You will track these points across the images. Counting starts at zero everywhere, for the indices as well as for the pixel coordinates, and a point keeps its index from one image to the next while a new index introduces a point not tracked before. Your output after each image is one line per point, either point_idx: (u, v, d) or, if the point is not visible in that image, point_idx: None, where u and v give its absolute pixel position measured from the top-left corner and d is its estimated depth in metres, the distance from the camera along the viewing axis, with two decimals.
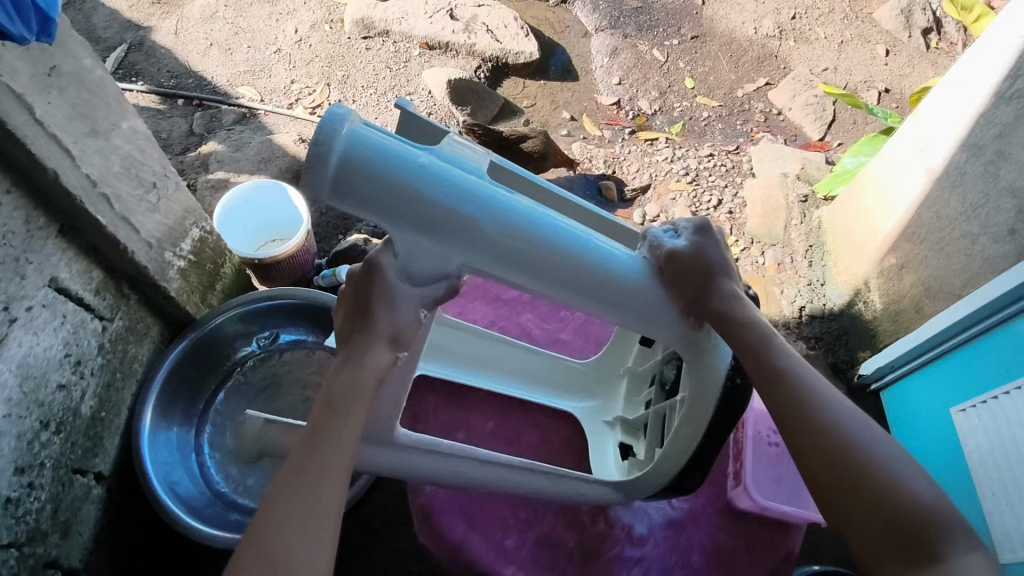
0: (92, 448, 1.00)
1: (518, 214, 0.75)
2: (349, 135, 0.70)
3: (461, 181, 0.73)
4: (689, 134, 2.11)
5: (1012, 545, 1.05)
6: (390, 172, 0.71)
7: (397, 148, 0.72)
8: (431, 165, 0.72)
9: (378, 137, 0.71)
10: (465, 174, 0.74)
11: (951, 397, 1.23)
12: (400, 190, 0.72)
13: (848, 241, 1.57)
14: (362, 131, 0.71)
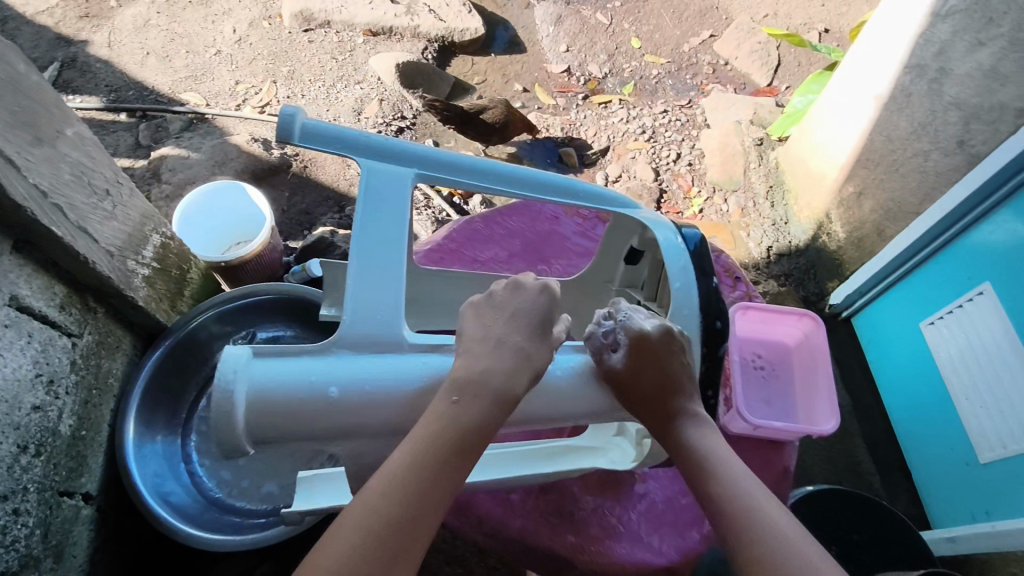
0: (77, 468, 0.97)
1: (447, 381, 0.68)
2: (243, 395, 0.61)
3: (370, 370, 0.66)
4: (641, 93, 2.12)
5: (993, 443, 1.10)
6: (295, 407, 0.63)
7: (291, 375, 0.64)
8: (335, 383, 0.64)
9: (268, 380, 0.63)
10: (373, 367, 0.67)
11: (919, 312, 1.27)
12: (315, 421, 0.63)
13: (806, 177, 1.60)
14: (252, 372, 0.63)
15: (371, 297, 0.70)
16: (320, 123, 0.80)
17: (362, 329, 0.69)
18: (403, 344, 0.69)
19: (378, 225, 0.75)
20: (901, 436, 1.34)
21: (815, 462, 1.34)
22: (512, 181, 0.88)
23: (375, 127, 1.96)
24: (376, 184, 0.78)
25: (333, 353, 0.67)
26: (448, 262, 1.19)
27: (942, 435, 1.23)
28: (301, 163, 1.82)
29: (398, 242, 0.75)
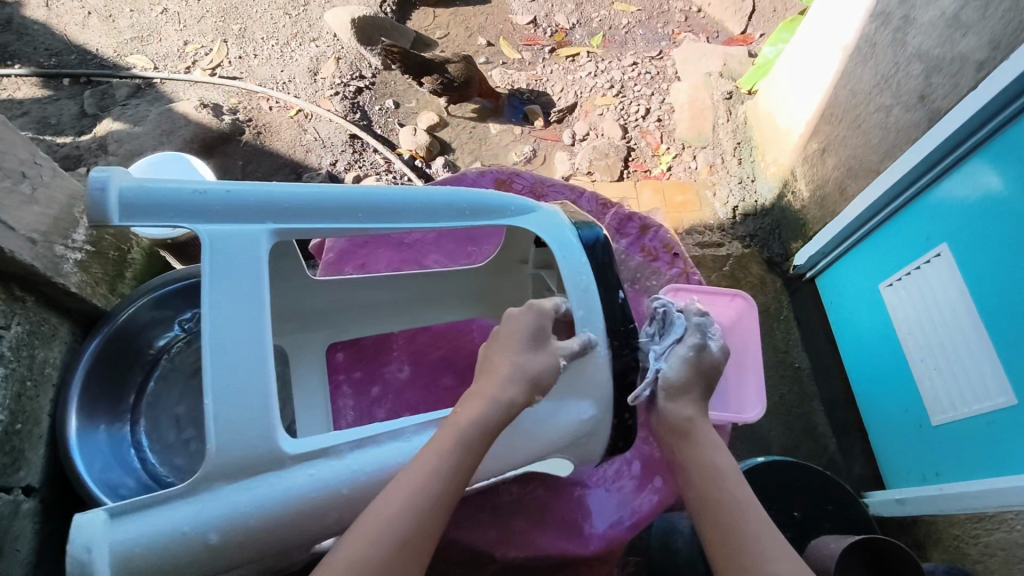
0: (13, 463, 0.97)
1: (332, 491, 0.66)
2: (108, 554, 0.60)
3: (243, 502, 0.63)
4: (610, 45, 2.03)
5: (944, 405, 1.10)
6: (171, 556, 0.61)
7: (162, 527, 0.62)
8: (211, 527, 0.62)
9: (134, 543, 0.61)
10: (248, 495, 0.64)
11: (881, 273, 1.25)
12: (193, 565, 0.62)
13: (773, 132, 1.55)
14: (117, 534, 0.61)
15: (232, 414, 0.64)
16: (137, 188, 0.69)
17: (231, 453, 0.64)
18: (281, 457, 0.65)
19: (227, 317, 0.66)
20: (860, 398, 1.34)
21: (771, 427, 1.36)
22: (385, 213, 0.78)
23: (331, 87, 1.87)
24: (220, 261, 0.68)
25: (201, 489, 0.63)
26: (370, 248, 1.16)
27: (898, 396, 1.23)
28: (254, 130, 1.75)
29: (254, 332, 0.67)
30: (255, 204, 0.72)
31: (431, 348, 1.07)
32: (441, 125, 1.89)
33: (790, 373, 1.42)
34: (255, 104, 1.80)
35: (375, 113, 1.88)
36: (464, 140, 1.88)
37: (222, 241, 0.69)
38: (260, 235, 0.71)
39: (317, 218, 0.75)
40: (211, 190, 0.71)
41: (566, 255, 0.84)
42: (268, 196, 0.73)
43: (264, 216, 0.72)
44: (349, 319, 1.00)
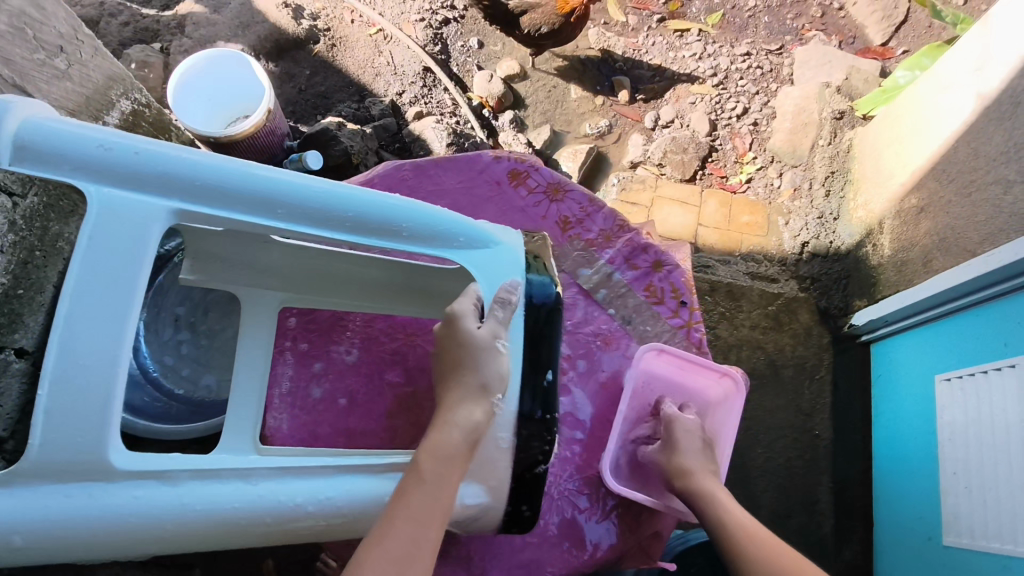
0: (9, 324, 0.99)
1: (161, 521, 0.64)
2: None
3: (54, 509, 0.61)
4: (728, 27, 1.81)
5: (960, 529, 0.97)
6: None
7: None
8: (14, 532, 0.61)
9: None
10: (60, 506, 0.61)
11: (939, 363, 1.09)
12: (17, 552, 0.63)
13: (874, 170, 1.36)
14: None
15: (70, 407, 0.62)
16: (38, 129, 0.64)
17: (53, 456, 0.61)
18: (109, 471, 0.63)
19: (92, 300, 0.64)
20: (877, 486, 1.22)
21: (767, 491, 1.24)
22: (298, 212, 0.71)
23: (418, 12, 1.77)
24: (104, 236, 0.65)
25: (16, 485, 0.61)
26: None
27: (914, 499, 1.10)
28: (329, 42, 1.69)
29: (111, 332, 0.63)
30: (162, 176, 0.67)
31: (386, 337, 1.01)
32: (520, 77, 1.78)
33: (807, 438, 1.29)
34: (339, 14, 1.72)
35: (455, 49, 1.78)
36: (540, 98, 1.76)
37: (114, 211, 0.65)
38: (158, 216, 0.67)
39: (220, 204, 0.69)
40: (117, 149, 0.66)
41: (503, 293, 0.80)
42: (178, 170, 0.67)
43: (168, 191, 0.67)
44: (301, 289, 0.95)
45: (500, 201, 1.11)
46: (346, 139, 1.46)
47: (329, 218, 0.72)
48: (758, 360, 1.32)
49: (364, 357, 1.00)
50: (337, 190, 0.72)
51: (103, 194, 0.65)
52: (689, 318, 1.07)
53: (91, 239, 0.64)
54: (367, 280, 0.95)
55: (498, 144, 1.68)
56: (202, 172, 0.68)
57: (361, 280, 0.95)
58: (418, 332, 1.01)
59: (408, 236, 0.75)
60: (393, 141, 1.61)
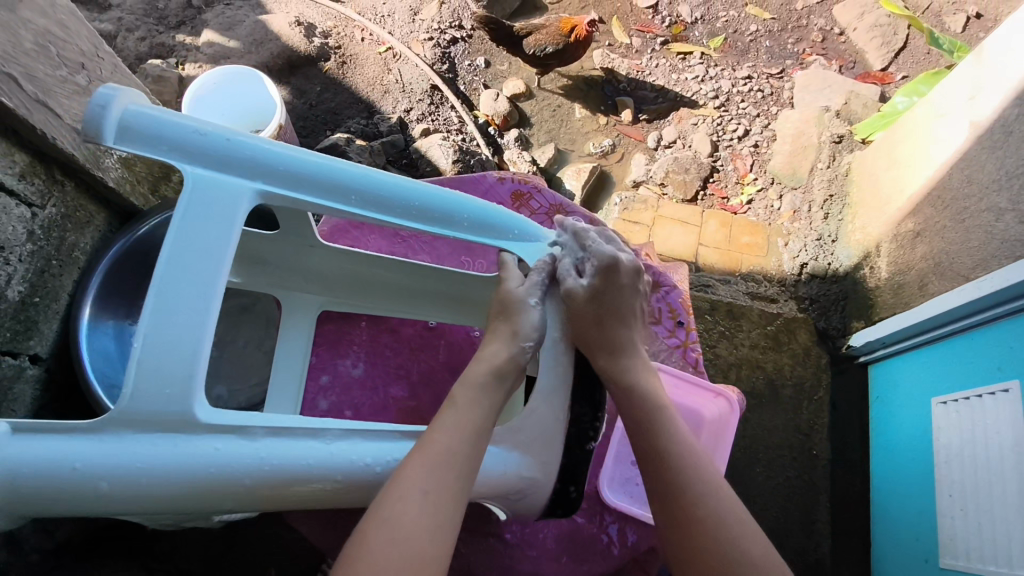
0: (25, 331, 1.01)
1: (237, 477, 0.60)
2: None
3: (142, 457, 0.58)
4: (729, 50, 1.85)
5: (957, 551, 0.98)
6: (60, 491, 0.57)
7: (52, 454, 0.57)
8: (103, 476, 0.57)
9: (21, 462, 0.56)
10: (139, 453, 0.58)
11: (935, 386, 1.11)
12: (87, 504, 0.58)
13: (872, 194, 1.38)
14: (14, 449, 0.56)
15: (154, 368, 0.58)
16: (141, 114, 0.65)
17: (140, 408, 0.58)
18: (191, 423, 0.59)
19: (181, 271, 0.61)
20: (875, 506, 1.23)
21: (766, 509, 1.25)
22: (374, 196, 0.71)
23: (427, 31, 1.81)
24: (195, 210, 0.63)
25: (99, 432, 0.58)
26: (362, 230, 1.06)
27: (912, 520, 1.11)
28: (339, 59, 1.73)
29: (202, 293, 0.61)
30: (250, 161, 0.67)
31: (391, 351, 1.02)
32: (526, 96, 1.81)
33: (805, 457, 1.30)
34: (349, 32, 1.77)
35: (463, 68, 1.82)
36: (545, 117, 1.79)
37: (206, 189, 0.64)
38: (244, 193, 0.66)
39: (302, 188, 0.69)
40: (212, 134, 0.66)
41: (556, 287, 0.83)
42: (266, 154, 0.67)
43: (257, 175, 0.67)
44: (338, 291, 0.96)
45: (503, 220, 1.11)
46: (354, 156, 1.49)
47: (411, 207, 0.73)
48: (758, 379, 1.33)
49: (369, 371, 1.01)
50: (416, 183, 0.74)
51: (197, 172, 0.65)
52: (685, 337, 1.09)
53: (184, 212, 0.63)
54: (383, 284, 0.94)
55: (503, 162, 1.70)
56: (282, 158, 0.68)
57: (396, 286, 0.94)
58: (423, 348, 1.03)
59: (466, 227, 0.76)
60: (399, 157, 1.61)
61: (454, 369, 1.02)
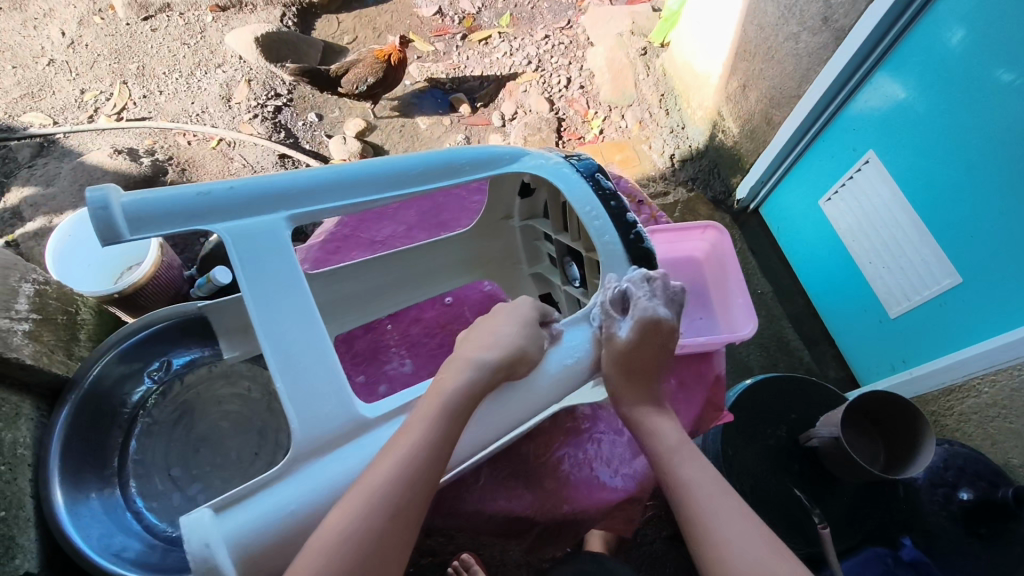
0: (7, 552, 0.89)
1: None
2: (230, 561, 0.52)
3: (344, 469, 0.59)
4: (519, 22, 2.02)
5: (898, 298, 1.18)
6: (289, 544, 0.55)
7: (264, 507, 0.55)
8: (324, 504, 0.57)
9: (247, 528, 0.54)
10: (340, 470, 0.59)
11: (818, 191, 1.33)
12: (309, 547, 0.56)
13: (693, 79, 1.66)
14: (231, 530, 0.53)
15: (304, 390, 0.60)
16: (145, 199, 0.61)
17: (315, 429, 0.60)
18: (362, 423, 0.62)
19: (273, 309, 0.61)
20: (820, 310, 1.44)
21: (751, 353, 1.44)
22: (388, 178, 0.73)
23: (249, 111, 1.80)
24: (249, 260, 0.62)
25: (295, 470, 0.58)
26: (343, 251, 1.03)
27: (853, 301, 1.32)
28: (178, 167, 1.67)
29: (302, 320, 0.62)
30: (264, 195, 0.66)
31: (426, 338, 0.99)
32: (369, 130, 1.86)
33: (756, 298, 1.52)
34: (172, 141, 1.72)
35: (300, 129, 1.84)
36: (396, 140, 1.85)
37: (245, 237, 0.63)
38: (281, 224, 0.65)
39: (322, 197, 0.69)
40: (218, 187, 0.64)
41: (569, 188, 0.81)
42: (275, 183, 0.67)
43: (278, 204, 0.66)
44: (349, 310, 0.94)
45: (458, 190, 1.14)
46: None
47: (421, 174, 0.75)
48: None
49: (417, 366, 0.97)
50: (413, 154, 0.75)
51: (228, 226, 0.63)
52: (650, 213, 1.11)
53: (241, 267, 0.62)
54: (383, 285, 0.96)
55: None
56: (293, 180, 0.67)
57: (400, 278, 0.97)
58: (453, 322, 1.01)
59: (470, 169, 0.78)
60: None
61: None
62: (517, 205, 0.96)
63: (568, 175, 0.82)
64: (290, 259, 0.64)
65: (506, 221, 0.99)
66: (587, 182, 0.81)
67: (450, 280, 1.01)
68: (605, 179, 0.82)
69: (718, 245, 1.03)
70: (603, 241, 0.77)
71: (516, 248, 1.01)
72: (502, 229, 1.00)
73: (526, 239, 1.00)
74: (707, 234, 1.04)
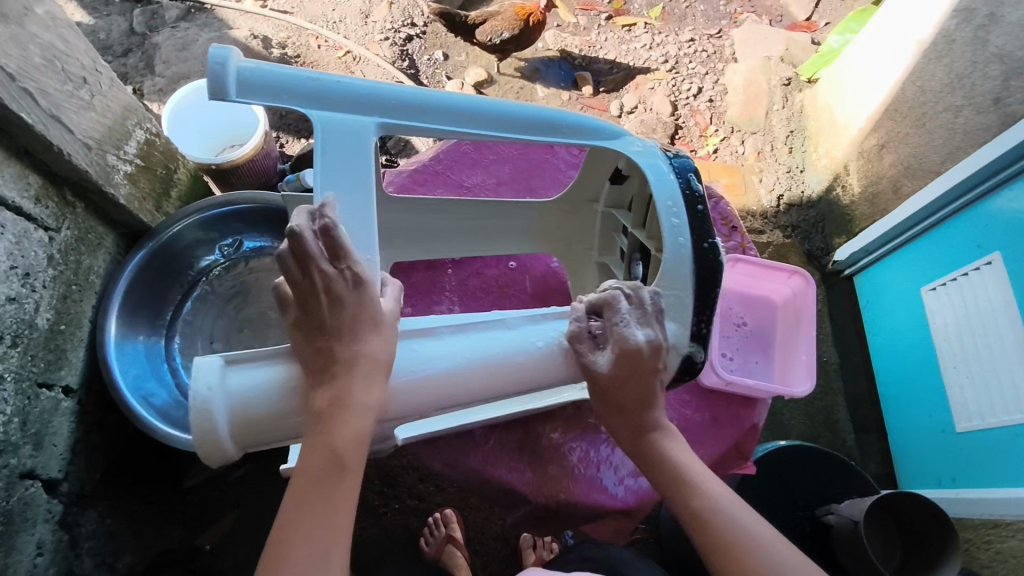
0: (55, 361, 0.96)
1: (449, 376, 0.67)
2: (223, 412, 0.61)
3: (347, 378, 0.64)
4: (669, 18, 1.92)
5: (971, 414, 1.09)
6: (277, 417, 0.63)
7: (257, 385, 0.62)
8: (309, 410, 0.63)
9: (242, 394, 0.62)
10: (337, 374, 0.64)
11: (922, 279, 1.24)
12: (296, 425, 0.64)
13: (829, 123, 1.57)
14: (230, 386, 0.62)
15: None
16: (260, 71, 0.69)
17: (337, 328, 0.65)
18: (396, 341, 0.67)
19: (336, 198, 0.67)
20: (883, 402, 1.35)
21: (794, 416, 1.37)
22: (479, 115, 0.76)
23: (382, 32, 1.83)
24: (332, 153, 0.69)
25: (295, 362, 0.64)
26: (429, 186, 1.04)
27: (923, 402, 1.23)
28: (302, 67, 1.73)
29: (359, 213, 0.67)
30: (361, 97, 0.72)
31: (482, 292, 1.00)
32: (488, 82, 1.85)
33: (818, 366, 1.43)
34: (304, 41, 1.77)
35: (423, 63, 1.84)
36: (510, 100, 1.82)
37: (334, 131, 0.70)
38: (367, 127, 0.71)
39: (413, 115, 0.73)
40: (324, 78, 0.71)
41: (658, 178, 0.79)
42: (377, 91, 0.72)
43: (373, 110, 0.72)
44: (415, 241, 0.96)
45: (555, 159, 1.12)
46: None
47: (512, 122, 0.77)
48: None
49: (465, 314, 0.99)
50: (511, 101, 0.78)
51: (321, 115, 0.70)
52: (741, 240, 1.06)
53: (321, 152, 0.69)
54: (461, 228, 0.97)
55: None
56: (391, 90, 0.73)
57: (476, 227, 0.98)
58: (512, 285, 1.02)
59: (562, 132, 0.80)
60: None
61: (543, 299, 1.02)
62: (605, 190, 0.93)
63: (659, 166, 0.80)
64: (364, 160, 0.70)
65: (591, 204, 0.98)
66: (678, 179, 0.79)
67: (525, 244, 1.00)
68: (697, 181, 0.80)
69: (802, 294, 1.00)
70: (676, 242, 0.75)
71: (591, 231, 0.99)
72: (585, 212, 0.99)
73: (603, 226, 0.97)
74: (795, 280, 1.01)
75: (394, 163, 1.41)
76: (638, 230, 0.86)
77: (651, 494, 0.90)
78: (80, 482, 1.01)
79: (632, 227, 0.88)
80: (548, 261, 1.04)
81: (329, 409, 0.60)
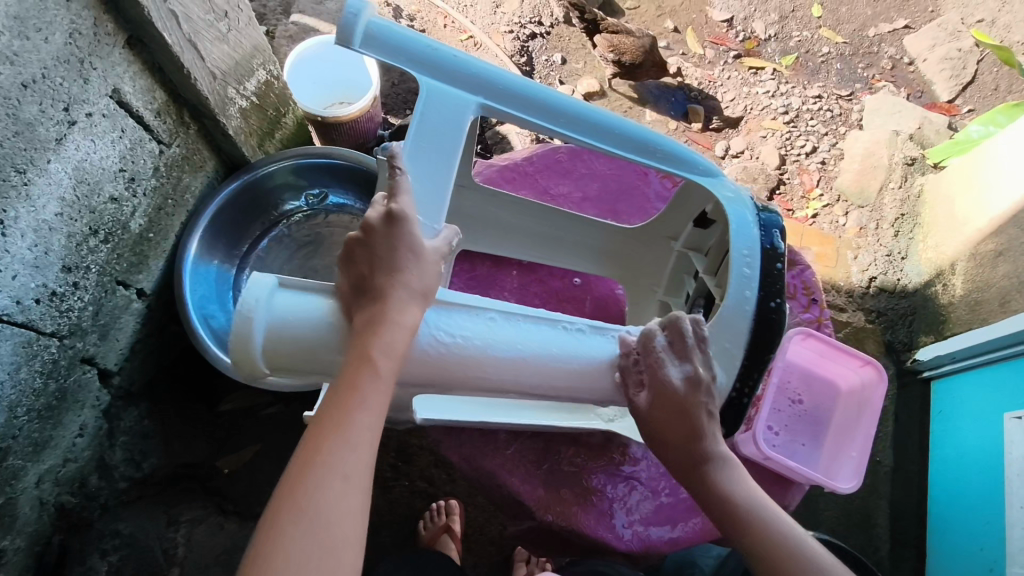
0: (137, 264, 1.03)
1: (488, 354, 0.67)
2: (262, 326, 0.64)
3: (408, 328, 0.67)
4: (801, 69, 1.85)
5: None
6: (310, 349, 0.65)
7: (301, 308, 0.65)
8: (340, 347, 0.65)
9: (286, 313, 0.64)
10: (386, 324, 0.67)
11: (1008, 403, 1.13)
12: (322, 362, 0.65)
13: (946, 216, 1.47)
14: (276, 305, 0.65)
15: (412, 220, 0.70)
16: (386, 26, 0.71)
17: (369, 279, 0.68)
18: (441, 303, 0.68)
19: (424, 160, 0.70)
20: (933, 518, 1.26)
21: (827, 507, 1.29)
22: (578, 119, 0.76)
23: (508, 24, 1.84)
24: (428, 120, 0.71)
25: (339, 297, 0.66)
26: (516, 185, 1.05)
27: (978, 532, 1.13)
28: None
29: (440, 179, 0.70)
30: (472, 76, 0.73)
31: (538, 299, 1.00)
32: (599, 95, 1.84)
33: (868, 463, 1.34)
34: (432, 18, 1.81)
35: (540, 63, 1.84)
36: None
37: (437, 100, 0.72)
38: (470, 104, 0.73)
39: (516, 104, 0.75)
40: (444, 50, 0.73)
41: (741, 227, 0.76)
42: (488, 73, 0.74)
43: (478, 90, 0.74)
44: (487, 233, 0.97)
45: (647, 185, 1.09)
46: None
47: (610, 134, 0.76)
48: None
49: None
50: (614, 113, 0.78)
51: (432, 82, 0.72)
52: (818, 314, 1.01)
53: (420, 116, 0.71)
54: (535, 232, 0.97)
55: None
56: (501, 76, 0.74)
57: (549, 234, 0.97)
58: (569, 300, 1.01)
59: (658, 157, 0.78)
60: None
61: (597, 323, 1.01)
62: (686, 230, 0.90)
63: (746, 217, 0.77)
64: (458, 135, 0.72)
65: (668, 241, 0.95)
66: (761, 234, 0.75)
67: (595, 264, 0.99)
68: (780, 240, 0.76)
69: (869, 390, 0.95)
70: (742, 294, 0.72)
71: (661, 267, 0.96)
72: (660, 246, 0.96)
73: (676, 266, 0.94)
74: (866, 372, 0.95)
75: (488, 153, 1.43)
76: (709, 277, 0.83)
77: (658, 545, 0.88)
78: (131, 379, 1.08)
79: (704, 273, 0.85)
80: (613, 286, 1.02)
81: (363, 328, 0.62)
